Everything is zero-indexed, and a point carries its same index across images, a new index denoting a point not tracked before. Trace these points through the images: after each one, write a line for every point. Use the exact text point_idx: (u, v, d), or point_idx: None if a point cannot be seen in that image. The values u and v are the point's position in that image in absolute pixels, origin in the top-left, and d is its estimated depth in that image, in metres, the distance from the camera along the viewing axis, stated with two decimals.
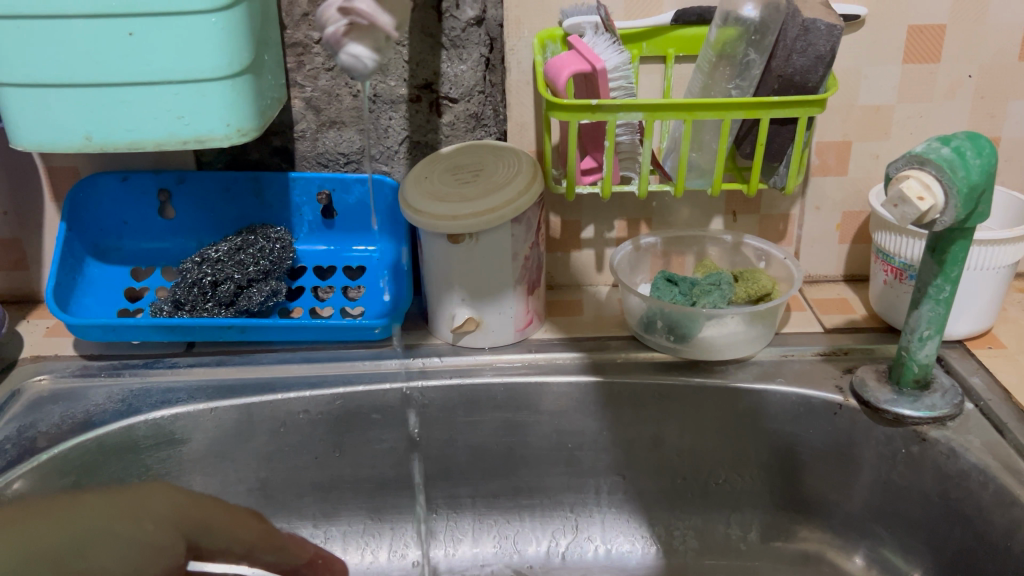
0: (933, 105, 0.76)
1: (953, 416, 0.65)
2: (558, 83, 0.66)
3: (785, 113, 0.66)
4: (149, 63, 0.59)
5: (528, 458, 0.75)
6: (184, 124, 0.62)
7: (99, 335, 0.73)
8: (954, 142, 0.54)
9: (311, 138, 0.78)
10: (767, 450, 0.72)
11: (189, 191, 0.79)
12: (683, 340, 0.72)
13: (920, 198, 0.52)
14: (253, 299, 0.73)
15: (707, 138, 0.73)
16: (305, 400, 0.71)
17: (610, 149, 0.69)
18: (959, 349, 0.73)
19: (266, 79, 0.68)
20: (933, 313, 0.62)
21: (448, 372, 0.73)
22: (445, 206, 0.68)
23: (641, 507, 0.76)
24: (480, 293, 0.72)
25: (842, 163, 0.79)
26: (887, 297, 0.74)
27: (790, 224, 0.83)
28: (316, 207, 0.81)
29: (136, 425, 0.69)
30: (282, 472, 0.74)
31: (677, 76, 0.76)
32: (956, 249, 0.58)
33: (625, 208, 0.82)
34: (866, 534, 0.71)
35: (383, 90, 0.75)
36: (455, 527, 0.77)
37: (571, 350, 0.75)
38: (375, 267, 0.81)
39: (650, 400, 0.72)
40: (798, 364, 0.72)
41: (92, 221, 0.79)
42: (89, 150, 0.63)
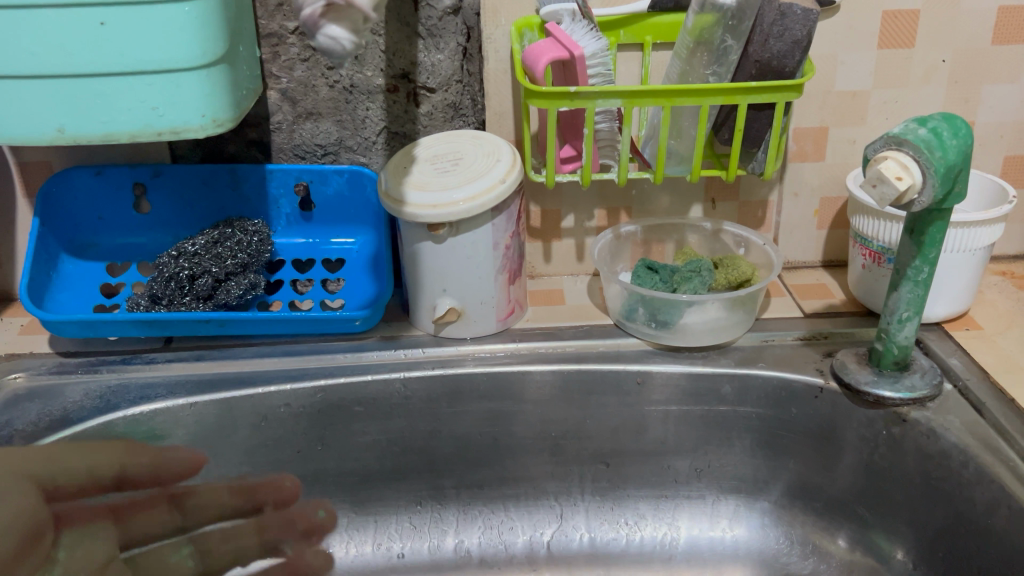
0: (908, 90, 0.77)
1: (933, 397, 0.66)
2: (536, 71, 0.66)
3: (762, 99, 0.67)
4: (122, 53, 0.58)
5: (513, 447, 0.74)
6: (158, 115, 0.62)
7: (75, 331, 0.72)
8: (931, 122, 0.54)
9: (287, 130, 0.77)
10: (750, 434, 0.72)
11: (164, 185, 0.78)
12: (665, 327, 0.72)
13: (898, 178, 0.52)
14: (231, 293, 0.73)
15: (686, 125, 0.73)
16: (285, 393, 0.70)
17: (589, 137, 0.70)
18: (937, 332, 0.74)
19: (242, 69, 0.67)
20: (912, 295, 0.63)
21: (430, 363, 0.72)
22: (426, 194, 0.68)
23: (626, 494, 0.76)
24: (462, 283, 0.72)
25: (819, 149, 0.80)
26: (866, 282, 0.75)
27: (768, 211, 0.83)
28: (293, 199, 0.80)
29: (115, 421, 0.68)
30: (264, 467, 0.73)
31: (655, 63, 0.76)
32: (933, 230, 0.59)
33: (605, 196, 0.82)
34: (849, 517, 0.71)
35: (360, 80, 0.75)
36: (441, 520, 0.76)
37: (553, 339, 0.75)
38: (355, 260, 0.80)
39: (632, 387, 0.72)
40: (779, 349, 0.73)
41: (66, 216, 0.78)
42: (62, 142, 0.62)
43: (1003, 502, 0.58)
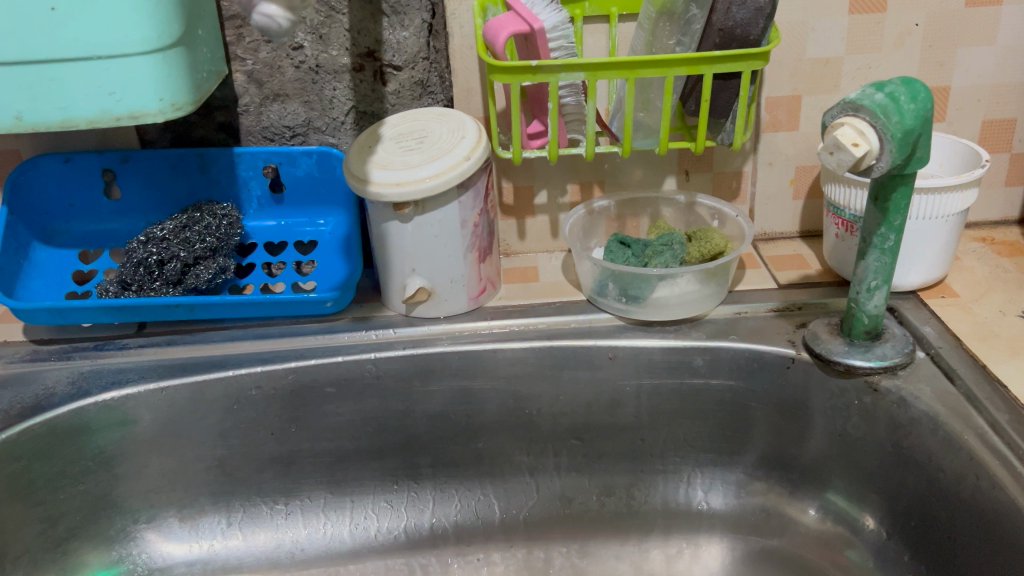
0: (881, 55, 0.76)
1: (905, 365, 0.65)
2: (496, 46, 0.65)
3: (727, 68, 0.66)
4: (74, 38, 0.58)
5: (485, 424, 0.74)
6: (116, 100, 0.61)
7: (45, 318, 0.72)
8: (888, 87, 0.53)
9: (255, 112, 0.77)
10: (724, 408, 0.72)
11: (134, 170, 0.78)
12: (636, 301, 0.72)
13: (855, 144, 0.51)
14: (201, 276, 0.73)
15: (653, 96, 0.72)
16: (257, 375, 0.70)
17: (554, 111, 0.69)
18: (912, 300, 0.73)
19: (200, 52, 0.66)
20: (879, 263, 0.62)
21: (401, 343, 0.72)
22: (389, 172, 0.67)
23: (600, 468, 0.76)
24: (431, 261, 0.71)
25: (793, 118, 0.79)
26: (840, 251, 0.74)
27: (743, 181, 0.82)
28: (263, 181, 0.80)
29: (86, 406, 0.68)
30: (239, 449, 0.73)
31: (622, 35, 0.75)
32: (897, 196, 0.58)
33: (577, 171, 0.81)
34: (823, 486, 0.71)
35: (325, 60, 0.74)
36: (417, 498, 0.77)
37: (526, 316, 0.75)
38: (327, 242, 0.80)
39: (604, 362, 0.72)
40: (752, 321, 0.72)
41: (36, 204, 0.78)
42: (21, 131, 0.62)
43: (971, 469, 0.58)
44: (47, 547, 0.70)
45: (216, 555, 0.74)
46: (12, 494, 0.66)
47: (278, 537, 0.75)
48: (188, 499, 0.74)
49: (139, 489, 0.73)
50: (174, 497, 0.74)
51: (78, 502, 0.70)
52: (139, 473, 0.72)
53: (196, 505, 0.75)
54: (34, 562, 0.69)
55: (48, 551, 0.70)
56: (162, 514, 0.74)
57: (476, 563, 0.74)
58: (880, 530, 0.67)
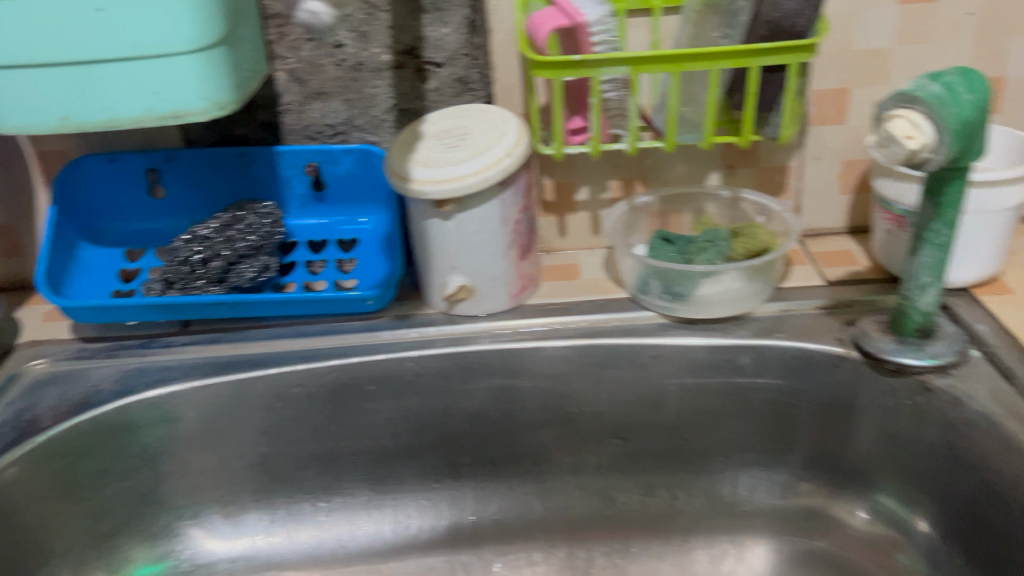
0: (932, 47, 0.74)
1: (958, 364, 0.63)
2: (539, 41, 0.64)
3: (773, 61, 0.65)
4: (119, 38, 0.58)
5: (527, 423, 0.73)
6: (160, 100, 0.61)
7: (91, 317, 0.73)
8: (945, 78, 0.51)
9: (297, 111, 0.77)
10: (771, 407, 0.70)
11: (178, 169, 0.79)
12: (680, 299, 0.71)
13: (908, 136, 0.50)
14: (244, 275, 0.73)
15: (697, 91, 0.71)
16: (300, 372, 0.70)
17: (596, 107, 0.68)
18: (965, 298, 0.71)
19: (243, 50, 0.66)
20: (932, 259, 0.60)
21: (442, 342, 0.72)
22: (430, 170, 0.67)
23: (643, 466, 0.74)
24: (472, 259, 0.71)
25: (840, 111, 0.77)
26: (890, 247, 0.72)
27: (789, 176, 0.81)
28: (305, 179, 0.80)
29: (132, 404, 0.69)
30: (281, 447, 0.73)
31: (665, 28, 0.74)
32: (952, 190, 0.56)
33: (619, 166, 0.80)
34: (872, 488, 0.69)
35: (366, 58, 0.74)
36: (458, 497, 0.76)
37: (567, 314, 0.74)
38: (368, 240, 0.80)
39: (646, 360, 0.71)
40: (799, 319, 0.71)
41: (82, 203, 0.79)
42: (67, 130, 0.62)
43: None
44: (94, 543, 0.70)
45: (259, 552, 0.75)
46: (59, 490, 0.67)
47: (320, 534, 0.76)
48: (231, 497, 0.75)
49: (182, 486, 0.73)
50: (217, 495, 0.74)
51: (123, 498, 0.71)
52: (182, 470, 0.73)
53: (239, 503, 0.75)
54: (81, 558, 0.70)
55: (93, 547, 0.70)
56: (205, 511, 0.75)
57: (517, 563, 0.75)
58: (932, 533, 0.65)
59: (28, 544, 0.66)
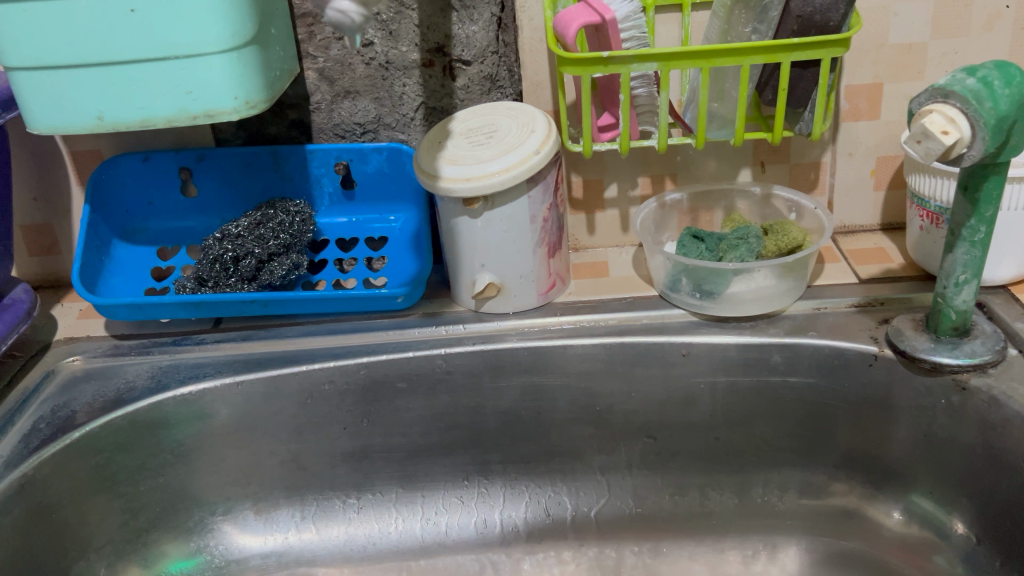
0: (968, 40, 0.72)
1: (995, 363, 0.62)
2: (567, 38, 0.64)
3: (807, 57, 0.65)
4: (153, 38, 0.59)
5: (556, 422, 0.73)
6: (193, 99, 0.62)
7: (125, 314, 0.74)
8: (981, 72, 0.50)
9: (326, 110, 0.78)
10: (803, 406, 0.70)
11: (210, 168, 0.80)
12: (711, 297, 0.70)
13: (945, 132, 0.49)
14: (275, 273, 0.73)
15: (728, 86, 0.70)
16: (329, 369, 0.71)
17: (626, 103, 0.67)
18: (1003, 295, 0.70)
19: (274, 50, 0.67)
20: (969, 256, 0.59)
21: (471, 339, 0.72)
22: (459, 168, 0.67)
23: (673, 467, 0.74)
24: (501, 257, 0.71)
25: (874, 107, 0.76)
26: (924, 244, 0.71)
27: (822, 172, 0.80)
28: (335, 178, 0.81)
29: (166, 400, 0.69)
30: (312, 443, 0.73)
31: (695, 24, 0.73)
32: (989, 186, 0.55)
33: (648, 164, 0.79)
34: (907, 488, 0.68)
35: (395, 56, 0.74)
36: (487, 494, 0.76)
37: (597, 312, 0.74)
38: (397, 238, 0.80)
39: (677, 359, 0.70)
40: (832, 317, 0.70)
41: (116, 202, 0.80)
42: (102, 131, 0.63)
43: None
44: (129, 538, 0.71)
45: (290, 548, 0.75)
46: (96, 485, 0.68)
47: (350, 531, 0.76)
48: (263, 493, 0.75)
49: (215, 482, 0.74)
50: (249, 491, 0.75)
51: (157, 494, 0.72)
52: (214, 466, 0.73)
53: (270, 499, 0.76)
54: (117, 553, 0.71)
55: (128, 541, 0.71)
56: (237, 507, 0.75)
57: (546, 561, 0.74)
58: (969, 535, 0.64)
59: (65, 538, 0.67)
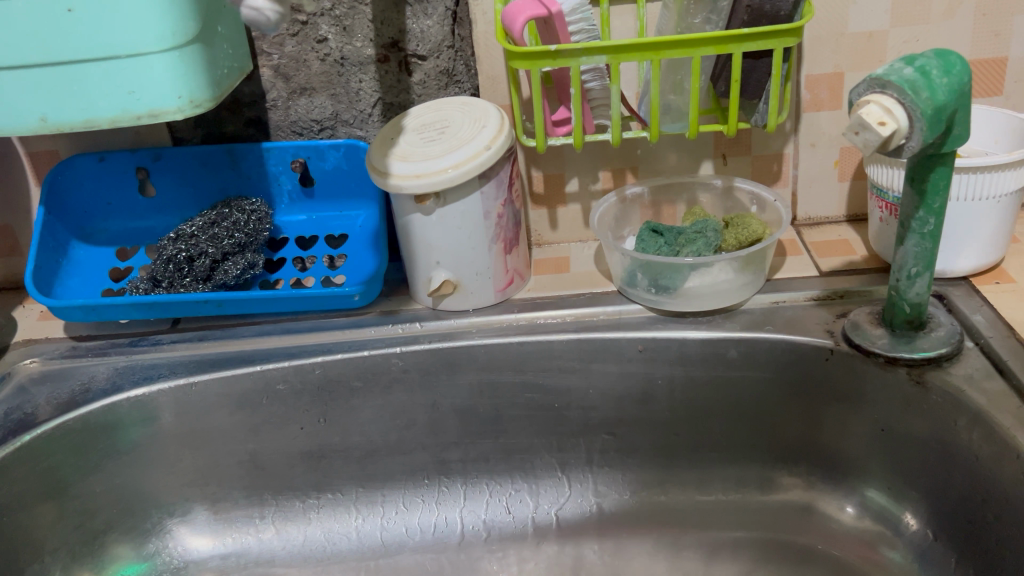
0: (929, 27, 0.71)
1: (950, 356, 0.61)
2: (514, 31, 0.63)
3: (757, 46, 0.63)
4: (91, 38, 0.58)
5: (514, 419, 0.73)
6: (136, 99, 0.61)
7: (80, 316, 0.73)
8: (919, 61, 0.49)
9: (283, 107, 0.77)
10: (760, 400, 0.69)
11: (166, 167, 0.79)
12: (667, 292, 0.69)
13: (881, 123, 0.48)
14: (230, 272, 0.73)
15: (683, 78, 0.69)
16: (284, 369, 0.70)
17: (577, 96, 0.67)
18: (964, 287, 0.68)
19: (220, 48, 0.66)
20: (919, 249, 0.58)
21: (427, 337, 0.71)
22: (409, 165, 0.66)
23: (634, 463, 0.74)
24: (455, 254, 0.70)
25: (835, 97, 0.75)
26: (884, 236, 0.70)
27: (785, 164, 0.79)
28: (293, 176, 0.80)
29: (119, 402, 0.69)
30: (269, 443, 0.73)
31: (650, 15, 0.72)
32: (935, 177, 0.54)
33: (608, 158, 0.79)
34: (866, 483, 0.67)
35: (350, 52, 0.73)
36: (448, 492, 0.76)
37: (555, 308, 0.73)
38: (357, 235, 0.79)
39: (634, 355, 0.69)
40: (790, 311, 0.69)
41: (74, 204, 0.79)
42: (47, 132, 0.62)
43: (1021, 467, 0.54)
44: (85, 539, 0.71)
45: (249, 549, 0.75)
46: (50, 487, 0.68)
47: (310, 531, 0.76)
48: (222, 493, 0.75)
49: (172, 483, 0.74)
50: (207, 491, 0.75)
51: (114, 495, 0.72)
52: (171, 467, 0.73)
53: (229, 499, 0.75)
54: (73, 554, 0.71)
55: (85, 543, 0.71)
56: (195, 508, 0.75)
57: (505, 559, 0.73)
58: (925, 530, 0.63)
59: (17, 541, 0.67)
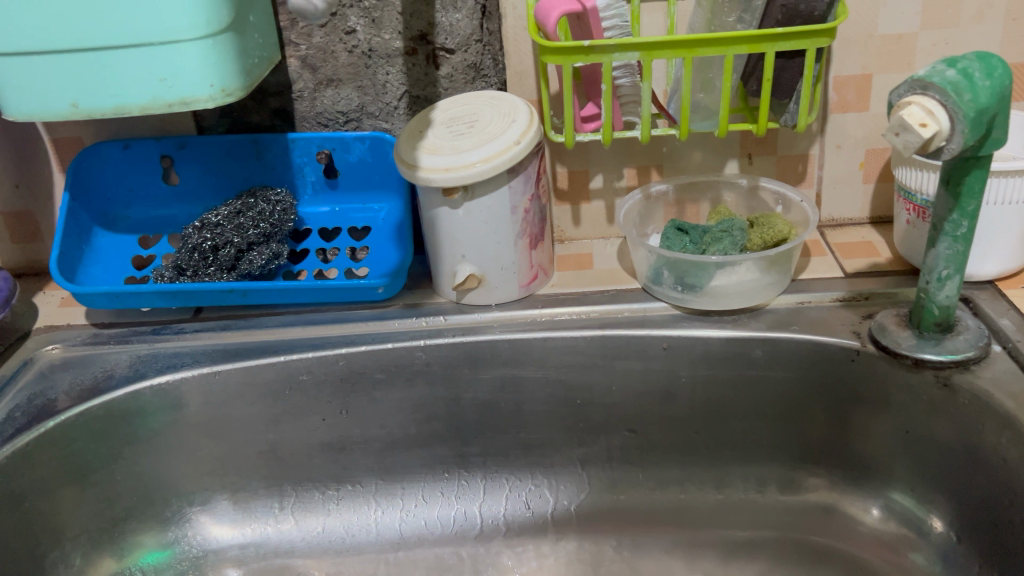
0: (959, 30, 0.71)
1: (978, 359, 0.61)
2: (547, 26, 0.63)
3: (790, 46, 0.63)
4: (125, 25, 0.57)
5: (535, 414, 0.73)
6: (167, 87, 0.60)
7: (103, 303, 0.73)
8: (961, 63, 0.49)
9: (309, 98, 0.77)
10: (784, 400, 0.69)
11: (190, 156, 0.79)
12: (692, 290, 0.69)
13: (923, 124, 0.48)
14: (254, 263, 0.73)
15: (713, 76, 0.69)
16: (308, 360, 0.70)
17: (608, 93, 0.66)
18: (989, 291, 0.68)
19: (251, 37, 0.66)
20: (951, 252, 0.58)
21: (451, 331, 0.71)
22: (438, 158, 0.66)
23: (654, 461, 0.74)
24: (481, 248, 0.70)
25: (862, 98, 0.75)
26: (910, 238, 0.70)
27: (810, 165, 0.79)
28: (317, 167, 0.80)
29: (142, 390, 0.69)
30: (290, 434, 0.73)
31: (680, 13, 0.72)
32: (971, 180, 0.54)
33: (633, 155, 0.79)
34: (889, 485, 0.68)
35: (378, 44, 0.73)
36: (467, 486, 0.76)
37: (579, 304, 0.73)
38: (380, 228, 0.79)
39: (658, 352, 0.69)
40: (815, 312, 0.69)
41: (97, 190, 0.79)
42: (77, 118, 0.62)
43: None
44: (105, 527, 0.71)
45: (268, 539, 0.75)
46: (71, 474, 0.68)
47: (329, 523, 0.76)
48: (241, 483, 0.75)
49: (192, 472, 0.74)
50: (227, 481, 0.75)
51: (134, 483, 0.72)
52: (192, 456, 0.73)
53: (249, 489, 0.75)
54: (92, 542, 0.71)
55: (104, 531, 0.71)
56: (215, 498, 0.75)
57: (525, 554, 0.73)
58: (949, 533, 0.64)
59: (38, 528, 0.67)
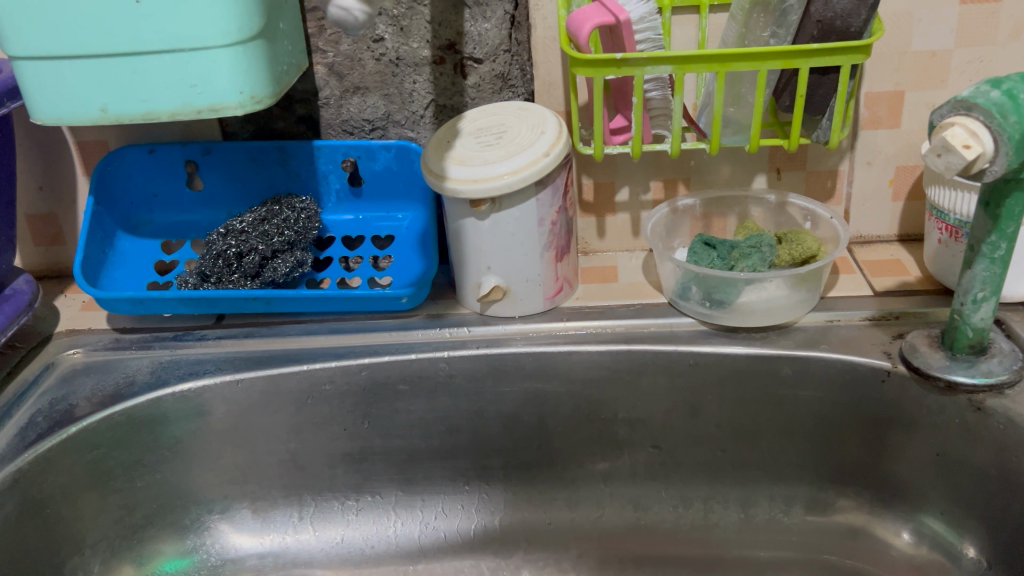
0: (994, 48, 0.70)
1: (1012, 383, 0.60)
2: (579, 38, 0.63)
3: (826, 61, 0.62)
4: (157, 30, 0.57)
5: (558, 428, 0.72)
6: (197, 93, 0.60)
7: (126, 308, 0.73)
8: (1006, 84, 0.48)
9: (335, 105, 0.76)
10: (812, 419, 0.68)
11: (215, 161, 0.79)
12: (721, 306, 0.68)
13: (966, 146, 0.47)
14: (278, 270, 0.72)
15: (744, 91, 0.69)
16: (331, 369, 0.69)
17: (639, 106, 0.66)
18: (1022, 313, 0.67)
19: (281, 45, 0.65)
20: (988, 273, 0.57)
21: (475, 343, 0.71)
22: (466, 169, 0.66)
23: (677, 478, 0.73)
24: (508, 260, 0.69)
25: (894, 115, 0.74)
26: (942, 257, 0.69)
27: (839, 181, 0.78)
28: (342, 174, 0.80)
29: (164, 397, 0.69)
30: (312, 444, 0.73)
31: (712, 26, 0.71)
32: (1011, 202, 0.53)
33: (660, 168, 0.78)
34: (918, 509, 0.67)
35: (406, 52, 0.73)
36: (488, 499, 0.75)
37: (605, 318, 0.72)
38: (404, 237, 0.79)
39: (684, 369, 0.69)
40: (845, 330, 0.68)
41: (121, 194, 0.79)
42: (105, 123, 0.61)
43: None
44: (125, 534, 0.71)
45: (287, 549, 0.74)
46: (92, 481, 0.68)
47: (349, 533, 0.75)
48: (261, 492, 0.75)
49: (212, 480, 0.73)
50: (247, 489, 0.74)
51: (154, 490, 0.71)
52: (213, 464, 0.72)
53: (268, 498, 0.75)
54: (112, 548, 0.70)
55: (124, 537, 0.71)
56: (234, 506, 0.75)
57: (545, 569, 0.72)
58: (980, 558, 0.63)
59: (58, 534, 0.66)
